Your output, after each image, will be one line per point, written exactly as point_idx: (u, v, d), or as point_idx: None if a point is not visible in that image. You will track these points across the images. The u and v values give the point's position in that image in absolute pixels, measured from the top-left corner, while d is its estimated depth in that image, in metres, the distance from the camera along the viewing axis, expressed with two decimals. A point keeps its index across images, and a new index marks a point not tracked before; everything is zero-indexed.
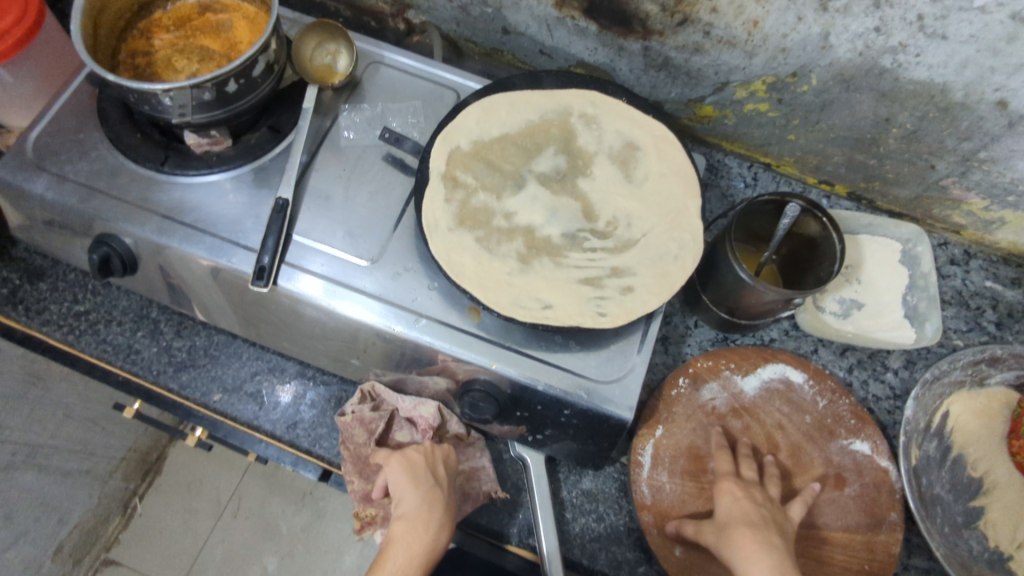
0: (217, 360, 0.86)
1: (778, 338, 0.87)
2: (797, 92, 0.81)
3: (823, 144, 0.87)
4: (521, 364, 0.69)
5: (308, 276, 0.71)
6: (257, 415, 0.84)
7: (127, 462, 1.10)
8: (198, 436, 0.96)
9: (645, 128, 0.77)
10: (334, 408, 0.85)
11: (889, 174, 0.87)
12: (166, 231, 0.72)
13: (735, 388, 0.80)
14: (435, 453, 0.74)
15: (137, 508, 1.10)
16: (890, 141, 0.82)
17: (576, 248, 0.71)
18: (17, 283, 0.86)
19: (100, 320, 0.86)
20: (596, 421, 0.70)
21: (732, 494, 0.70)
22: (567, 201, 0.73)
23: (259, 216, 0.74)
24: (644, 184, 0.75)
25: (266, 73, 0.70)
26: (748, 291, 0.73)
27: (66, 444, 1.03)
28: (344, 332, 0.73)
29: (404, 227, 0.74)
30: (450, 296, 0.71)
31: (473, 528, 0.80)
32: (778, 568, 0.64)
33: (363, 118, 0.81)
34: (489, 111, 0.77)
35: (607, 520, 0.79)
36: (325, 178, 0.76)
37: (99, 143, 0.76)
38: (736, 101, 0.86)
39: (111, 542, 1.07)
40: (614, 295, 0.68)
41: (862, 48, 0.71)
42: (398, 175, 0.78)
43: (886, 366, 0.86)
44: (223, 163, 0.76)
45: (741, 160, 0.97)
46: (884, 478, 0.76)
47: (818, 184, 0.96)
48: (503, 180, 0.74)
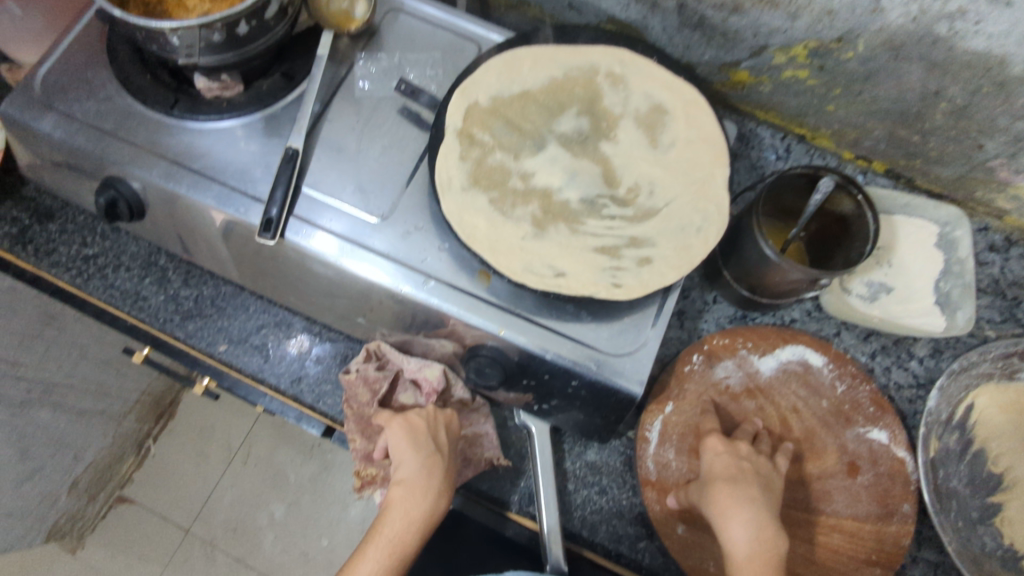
0: (224, 311, 0.85)
1: (799, 319, 0.84)
2: (840, 59, 0.75)
3: (863, 117, 0.83)
4: (531, 332, 0.67)
5: (319, 231, 0.69)
6: (262, 368, 0.83)
7: (143, 404, 1.39)
8: (202, 386, 0.95)
9: (675, 91, 0.73)
10: (339, 365, 0.84)
11: (932, 152, 0.82)
12: (173, 176, 0.70)
13: (750, 367, 0.78)
14: (436, 418, 0.73)
15: (148, 450, 1.43)
16: (937, 116, 0.77)
17: (595, 215, 0.68)
18: (27, 223, 0.84)
19: (108, 265, 0.85)
20: (605, 394, 0.68)
21: (714, 451, 0.70)
22: (588, 164, 0.70)
23: (269, 165, 0.71)
24: (670, 150, 0.71)
25: (279, 16, 0.67)
26: (773, 268, 0.70)
27: (78, 402, 1.20)
28: (350, 289, 0.71)
29: (416, 184, 0.72)
30: (461, 259, 0.69)
31: (473, 493, 0.79)
32: (756, 523, 0.63)
33: (379, 68, 0.77)
34: (511, 66, 0.73)
35: (609, 493, 0.78)
36: (338, 130, 0.74)
37: (108, 83, 0.74)
38: (773, 66, 0.81)
39: (122, 480, 1.41)
40: (631, 266, 0.66)
41: (917, 12, 0.65)
42: (413, 130, 0.75)
43: (911, 354, 0.83)
44: (233, 109, 0.73)
45: (774, 131, 0.92)
46: (899, 468, 0.74)
47: (854, 160, 0.91)
48: (523, 139, 0.70)
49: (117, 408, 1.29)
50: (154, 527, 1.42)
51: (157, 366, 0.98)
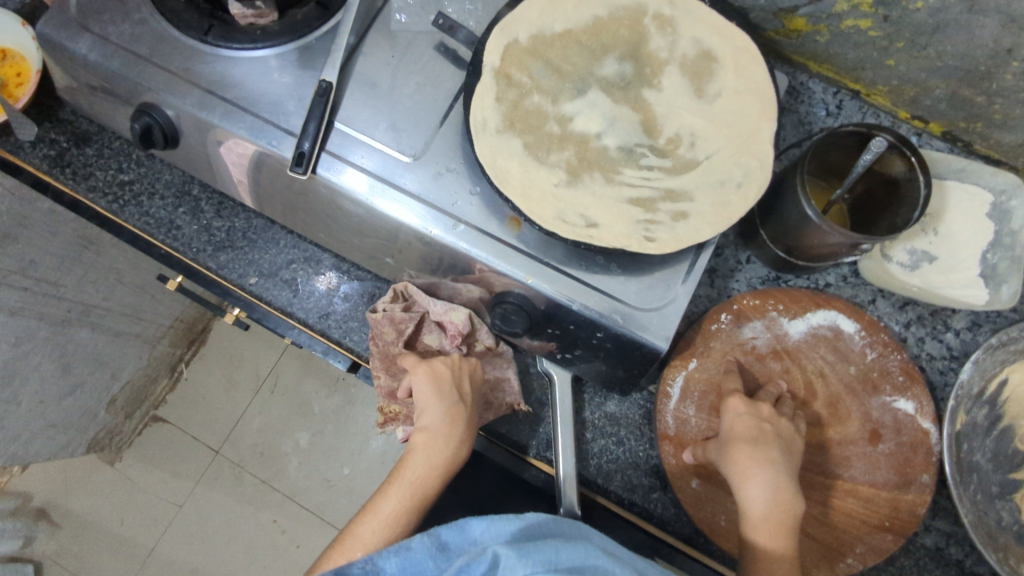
0: (255, 245, 0.86)
1: (834, 284, 0.82)
2: (908, 9, 0.70)
3: (925, 74, 0.78)
4: (559, 283, 0.66)
5: (351, 169, 0.68)
6: (291, 302, 0.85)
7: (175, 330, 1.44)
8: (235, 315, 0.97)
9: (725, 37, 0.69)
10: (367, 304, 0.85)
11: (997, 115, 0.77)
12: (207, 105, 0.70)
13: (779, 329, 0.76)
14: (460, 367, 0.74)
15: (183, 372, 1.53)
16: (1007, 76, 0.72)
17: (632, 165, 0.66)
18: (64, 146, 0.85)
19: (143, 192, 0.86)
20: (630, 348, 0.67)
21: (735, 411, 0.69)
22: (628, 112, 0.67)
23: (302, 98, 0.70)
24: (716, 101, 0.68)
25: None
26: (813, 230, 0.68)
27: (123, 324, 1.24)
28: (380, 229, 0.71)
29: (450, 125, 0.70)
30: (492, 204, 0.68)
31: (493, 435, 0.81)
32: (772, 486, 0.64)
33: (417, 0, 0.74)
34: (554, 3, 0.70)
35: (626, 444, 0.79)
36: (372, 65, 0.72)
37: (142, 6, 0.73)
38: (834, 14, 0.76)
39: (159, 401, 1.51)
40: (666, 220, 0.64)
41: None
42: (449, 68, 0.72)
43: (948, 325, 0.81)
44: (268, 39, 0.72)
45: (827, 85, 0.88)
46: (922, 439, 0.73)
47: (910, 120, 0.86)
48: (562, 82, 0.68)
49: (150, 332, 1.33)
50: (187, 448, 1.51)
51: (190, 294, 0.99)
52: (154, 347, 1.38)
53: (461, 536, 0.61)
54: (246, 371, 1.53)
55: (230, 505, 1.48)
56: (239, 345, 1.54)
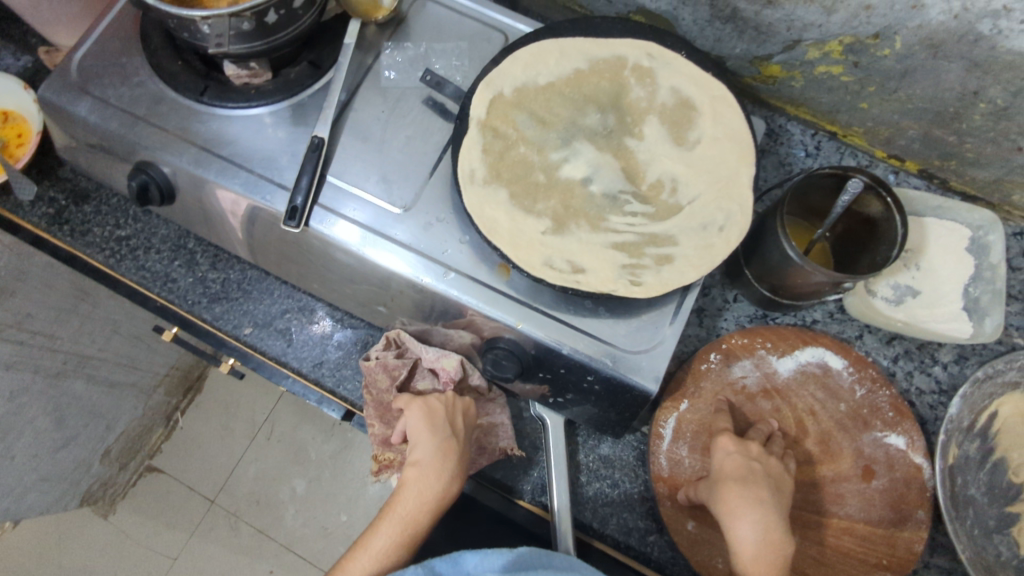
0: (249, 295, 0.87)
1: (821, 320, 0.83)
2: (877, 56, 0.73)
3: (898, 116, 0.80)
4: (549, 327, 0.67)
5: (342, 220, 0.70)
6: (285, 351, 0.86)
7: (171, 378, 1.43)
8: (230, 365, 0.98)
9: (702, 86, 0.72)
10: (359, 351, 0.86)
11: (969, 154, 0.80)
12: (202, 162, 0.72)
13: (768, 368, 0.77)
14: (454, 404, 0.74)
15: (179, 421, 1.51)
16: (976, 117, 0.75)
17: (616, 211, 0.68)
18: (63, 204, 0.87)
19: (140, 247, 0.88)
20: (621, 390, 0.68)
21: (724, 450, 0.69)
22: (611, 159, 0.70)
23: (295, 153, 0.73)
24: (696, 147, 0.70)
25: (307, 6, 0.68)
26: (795, 270, 0.69)
27: (121, 378, 1.24)
28: (373, 278, 0.72)
29: (439, 175, 0.72)
30: (481, 252, 0.70)
31: (487, 481, 0.81)
32: (762, 524, 0.63)
33: (405, 58, 0.77)
34: (537, 58, 0.73)
35: (621, 486, 0.79)
36: (363, 120, 0.74)
37: (141, 69, 0.76)
38: (806, 61, 0.79)
39: (155, 451, 1.50)
40: (651, 264, 0.66)
41: (959, 9, 0.63)
42: (438, 121, 0.75)
43: (935, 359, 0.82)
44: (262, 97, 0.74)
45: (805, 127, 0.90)
46: (916, 474, 0.73)
47: (886, 159, 0.89)
48: (547, 133, 0.70)
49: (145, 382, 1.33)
50: (182, 498, 1.49)
51: (185, 344, 1.00)
52: (150, 396, 1.38)
53: (454, 568, 0.63)
54: (243, 418, 1.52)
55: (226, 557, 1.46)
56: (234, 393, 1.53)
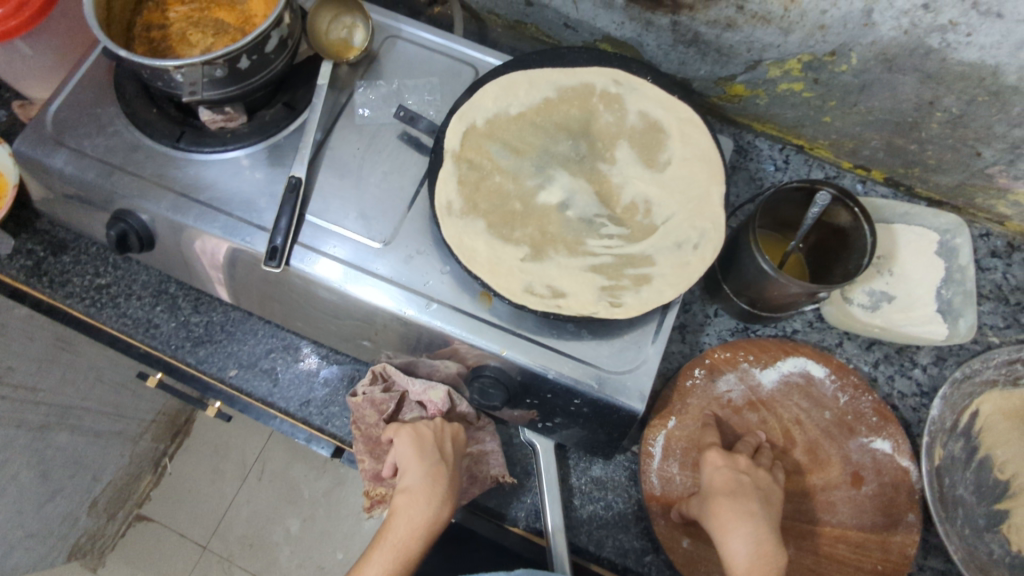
0: (233, 337, 0.87)
1: (801, 330, 0.84)
2: (834, 72, 0.76)
3: (860, 128, 0.83)
4: (533, 352, 0.68)
5: (324, 258, 0.70)
6: (271, 392, 0.85)
7: (157, 424, 1.40)
8: (216, 408, 0.98)
9: (669, 109, 0.74)
10: (346, 387, 0.86)
11: (930, 161, 0.83)
12: (181, 208, 0.72)
13: (752, 380, 0.78)
14: (443, 430, 0.74)
15: (167, 466, 1.47)
16: (933, 125, 0.77)
17: (593, 234, 0.69)
18: (41, 255, 0.87)
19: (120, 294, 0.87)
20: (607, 412, 0.69)
21: (713, 465, 0.70)
22: (585, 184, 0.71)
23: (274, 194, 0.73)
24: (667, 169, 0.71)
25: (279, 49, 0.69)
26: (771, 283, 0.71)
27: (107, 426, 1.23)
28: (357, 314, 0.73)
29: (417, 208, 0.73)
30: (463, 281, 0.70)
31: (479, 509, 0.81)
32: (754, 538, 0.63)
33: (378, 95, 0.79)
34: (507, 90, 0.74)
35: (615, 507, 0.79)
36: (339, 158, 0.75)
37: (116, 118, 0.76)
38: (768, 80, 0.82)
39: (143, 499, 1.45)
40: (629, 285, 0.67)
41: (908, 25, 0.66)
42: (414, 155, 0.76)
43: (914, 362, 0.83)
44: (238, 140, 0.75)
45: (772, 142, 0.93)
46: (903, 478, 0.74)
47: (853, 169, 0.91)
48: (521, 162, 0.72)
49: (132, 430, 1.30)
50: (173, 546, 1.46)
51: (170, 389, 0.99)
52: (136, 444, 1.34)
53: None
54: (233, 459, 1.48)
55: None
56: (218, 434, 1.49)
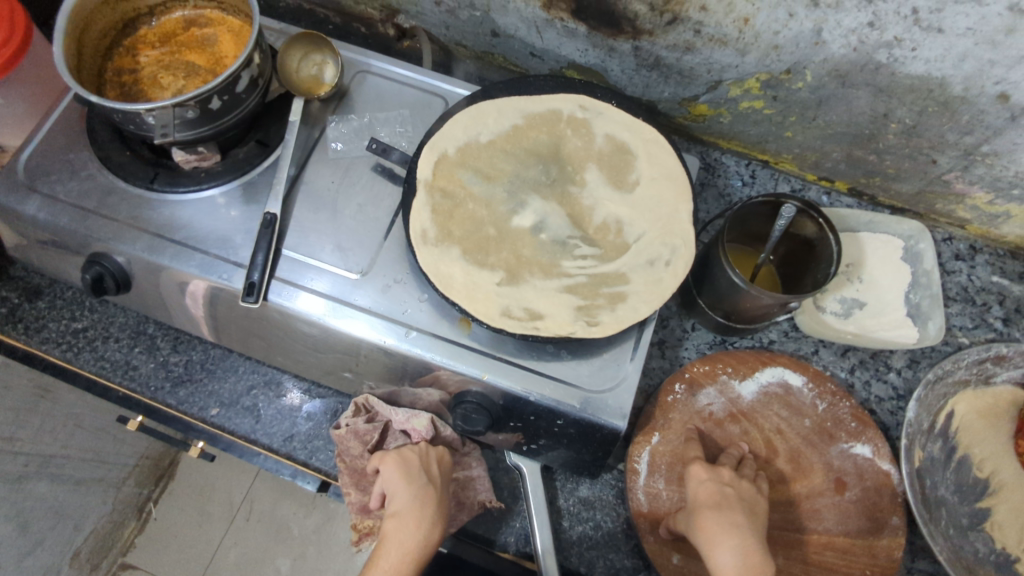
0: (214, 375, 0.87)
1: (777, 340, 0.86)
2: (792, 89, 0.79)
3: (821, 141, 0.86)
4: (514, 375, 0.68)
5: (304, 292, 0.71)
6: (254, 429, 0.85)
7: (140, 468, 1.15)
8: (199, 449, 0.96)
9: (635, 131, 0.76)
10: (330, 420, 0.86)
11: (890, 170, 0.85)
12: (156, 249, 0.73)
13: (732, 392, 0.79)
14: (429, 454, 0.74)
15: (151, 513, 1.16)
16: (889, 136, 0.80)
17: (567, 256, 0.70)
18: (16, 302, 0.87)
19: (98, 337, 0.87)
20: (591, 431, 0.69)
21: (698, 479, 0.71)
22: (557, 207, 0.72)
23: (250, 231, 0.74)
24: (636, 189, 0.73)
25: (250, 88, 0.70)
26: (743, 295, 0.72)
27: None
28: (338, 346, 0.73)
29: (393, 238, 0.74)
30: (441, 308, 0.71)
31: (468, 536, 0.80)
32: (742, 550, 0.64)
33: (350, 129, 0.80)
34: (476, 120, 0.76)
35: (604, 526, 0.80)
36: (313, 192, 0.76)
37: (89, 162, 0.77)
38: (730, 98, 0.84)
39: (127, 547, 1.12)
40: (605, 304, 0.68)
41: (857, 43, 0.68)
42: (387, 186, 0.77)
43: (888, 366, 0.85)
44: (212, 179, 0.76)
45: (738, 158, 0.95)
46: (885, 481, 0.75)
47: (818, 181, 0.94)
48: (493, 188, 0.73)
49: (114, 476, 1.10)
50: None
51: (152, 431, 0.99)
52: (120, 489, 1.11)
53: None
54: (218, 499, 1.18)
55: None
56: (201, 475, 1.20)
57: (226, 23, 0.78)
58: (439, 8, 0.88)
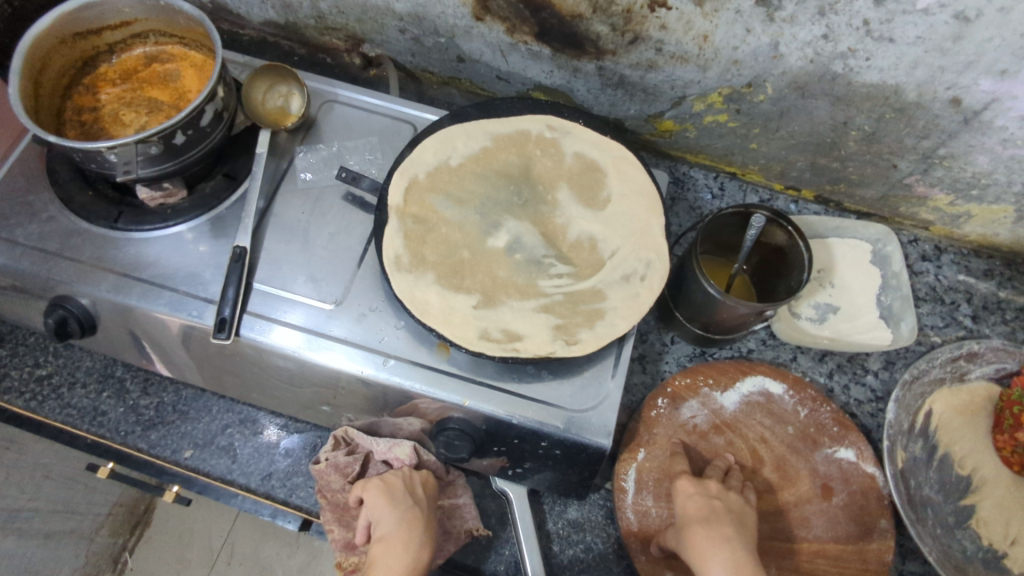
0: (187, 415, 0.85)
1: (756, 348, 0.86)
2: (754, 102, 0.80)
3: (785, 151, 0.87)
4: (496, 399, 0.67)
5: (279, 326, 0.70)
6: (230, 469, 0.82)
7: (113, 517, 1.07)
8: (171, 494, 0.93)
9: (604, 149, 0.76)
10: (310, 455, 0.83)
11: (853, 176, 0.87)
12: (123, 288, 0.71)
13: (714, 404, 0.79)
14: (413, 477, 0.73)
15: (128, 563, 1.05)
16: (851, 143, 0.82)
17: (543, 275, 0.70)
18: None
19: (64, 383, 0.85)
20: (576, 451, 0.68)
21: (685, 494, 0.70)
22: (531, 226, 0.72)
23: (219, 265, 0.72)
24: (607, 206, 0.74)
25: (215, 122, 0.69)
26: (720, 306, 0.72)
27: None
28: (316, 379, 0.71)
29: (367, 266, 0.73)
30: (419, 334, 0.70)
31: (457, 567, 0.78)
32: (732, 563, 0.64)
33: (319, 158, 0.79)
34: (445, 144, 0.76)
35: (595, 548, 0.78)
36: (283, 224, 0.75)
37: (50, 204, 0.75)
38: (695, 113, 0.86)
39: None
40: (583, 322, 0.68)
41: (813, 55, 0.70)
42: (359, 214, 0.76)
43: (866, 368, 0.86)
44: (179, 215, 0.74)
45: (706, 171, 0.97)
46: (871, 484, 0.75)
47: (785, 190, 0.96)
48: (465, 211, 0.73)
49: (87, 527, 1.03)
50: None
51: (124, 478, 0.96)
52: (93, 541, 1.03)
53: None
54: (198, 546, 1.08)
55: None
56: (180, 521, 1.10)
57: (188, 57, 0.77)
58: (404, 36, 0.88)
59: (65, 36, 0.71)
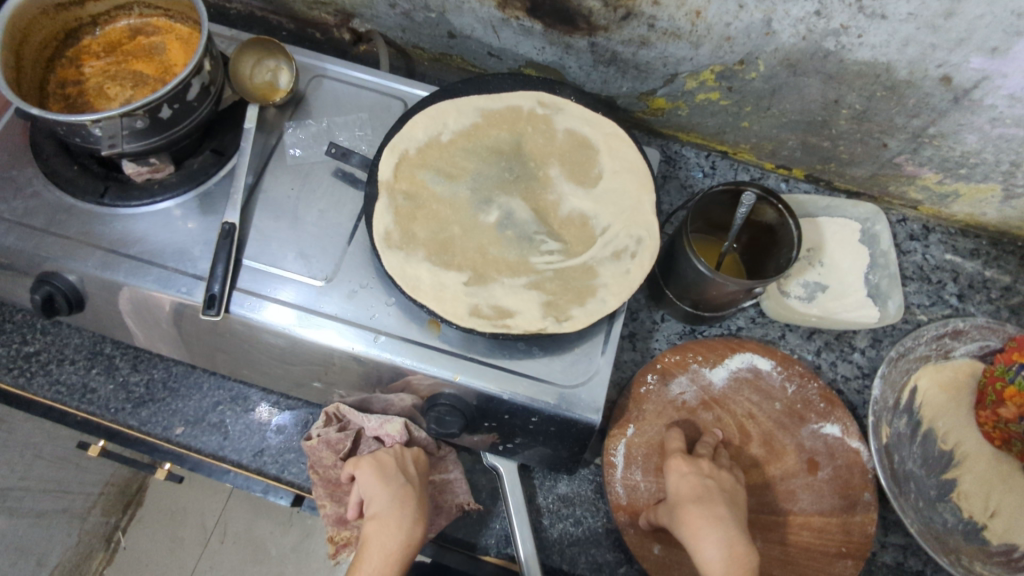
0: (177, 393, 0.85)
1: (745, 326, 0.87)
2: (746, 79, 0.80)
3: (777, 129, 0.87)
4: (487, 374, 0.68)
5: (272, 303, 0.69)
6: (222, 446, 0.83)
7: (104, 498, 1.07)
8: (165, 470, 0.98)
9: (595, 125, 0.76)
10: (301, 432, 0.84)
11: (844, 156, 0.88)
12: (110, 265, 0.70)
13: (704, 380, 0.80)
14: (404, 454, 0.73)
15: (121, 541, 1.08)
16: (842, 122, 0.82)
17: (535, 252, 0.70)
18: None
19: (52, 360, 0.84)
20: (567, 427, 0.69)
21: (679, 472, 0.71)
22: (522, 203, 0.72)
23: (208, 242, 0.72)
24: (599, 183, 0.73)
25: (202, 96, 0.68)
26: (709, 283, 0.73)
27: None
28: (307, 356, 0.71)
29: (357, 242, 0.73)
30: (409, 311, 0.70)
31: (449, 542, 0.80)
32: (726, 543, 0.65)
33: (308, 134, 0.79)
34: (436, 119, 0.75)
35: (585, 522, 0.80)
36: (272, 200, 0.75)
37: (34, 178, 0.74)
38: (687, 91, 0.85)
39: None
40: (574, 299, 0.68)
41: (805, 31, 0.70)
42: (350, 191, 0.76)
43: (853, 346, 0.87)
44: (166, 191, 0.73)
45: (698, 150, 0.97)
46: (856, 459, 0.77)
47: (776, 169, 0.96)
48: (457, 187, 0.72)
49: (79, 506, 1.03)
50: None
51: (115, 455, 0.97)
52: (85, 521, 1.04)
53: None
54: (191, 523, 1.09)
55: None
56: (172, 500, 1.11)
57: (174, 30, 0.76)
58: (394, 11, 0.87)
59: (47, 7, 0.70)
